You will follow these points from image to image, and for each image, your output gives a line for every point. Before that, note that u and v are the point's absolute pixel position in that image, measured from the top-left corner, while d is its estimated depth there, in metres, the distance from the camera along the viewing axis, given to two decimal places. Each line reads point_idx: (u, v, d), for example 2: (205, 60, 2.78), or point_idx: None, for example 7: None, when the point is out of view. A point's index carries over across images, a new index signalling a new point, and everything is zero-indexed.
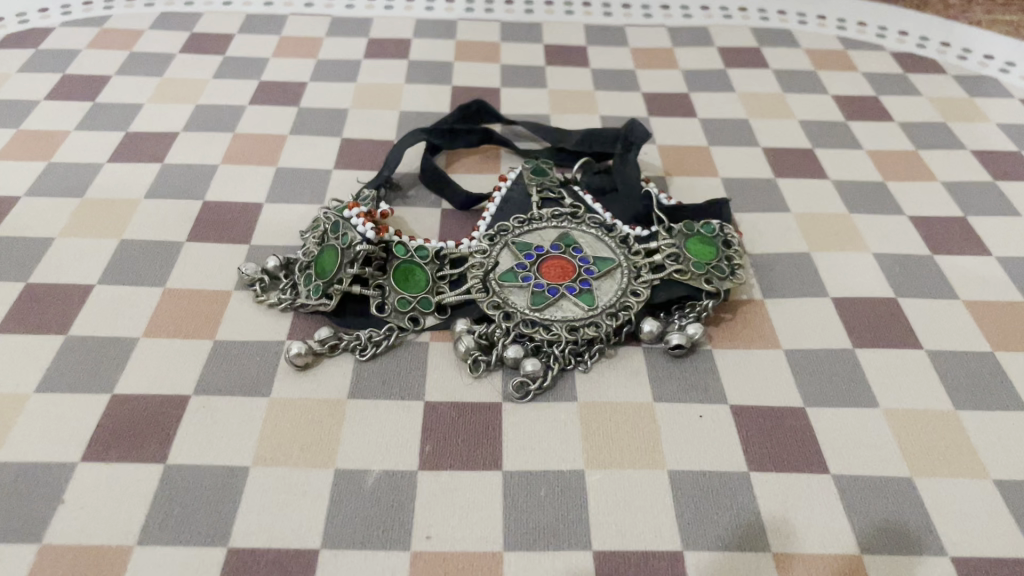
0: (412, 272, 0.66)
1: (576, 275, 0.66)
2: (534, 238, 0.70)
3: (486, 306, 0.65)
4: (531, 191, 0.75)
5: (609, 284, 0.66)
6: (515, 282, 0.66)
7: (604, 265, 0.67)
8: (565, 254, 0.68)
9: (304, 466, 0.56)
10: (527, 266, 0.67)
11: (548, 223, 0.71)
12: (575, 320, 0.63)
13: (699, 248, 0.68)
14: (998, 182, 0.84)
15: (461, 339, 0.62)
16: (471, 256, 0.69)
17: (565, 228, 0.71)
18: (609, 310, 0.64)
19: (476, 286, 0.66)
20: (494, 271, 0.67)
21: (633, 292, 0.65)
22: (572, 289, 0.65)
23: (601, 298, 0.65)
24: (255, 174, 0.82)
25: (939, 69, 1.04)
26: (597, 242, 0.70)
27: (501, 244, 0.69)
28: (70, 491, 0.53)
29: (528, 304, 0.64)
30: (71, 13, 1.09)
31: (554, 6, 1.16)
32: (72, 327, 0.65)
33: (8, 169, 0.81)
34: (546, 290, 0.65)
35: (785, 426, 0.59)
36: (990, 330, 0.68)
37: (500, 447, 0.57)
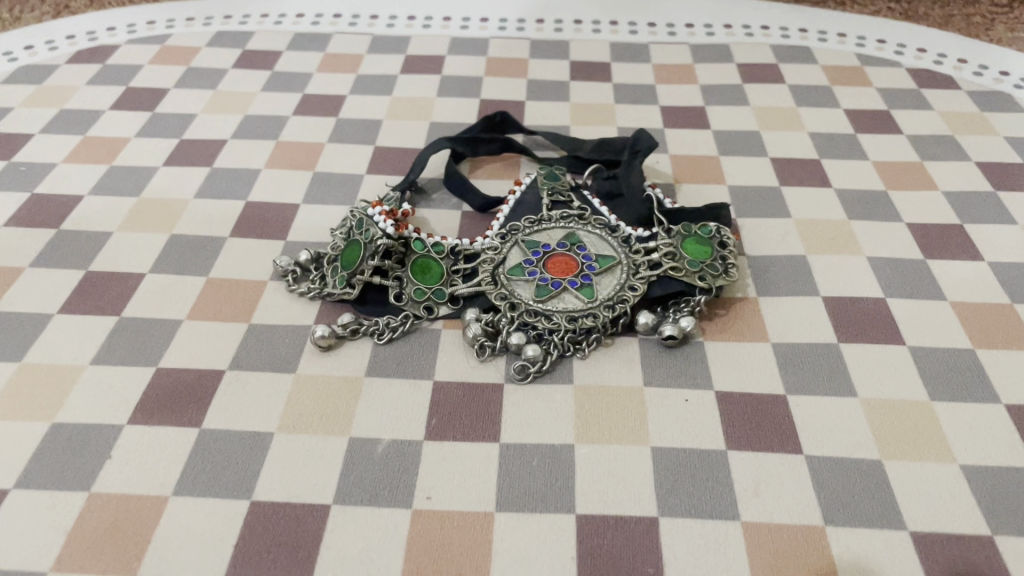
0: (428, 266, 0.73)
1: (578, 271, 0.72)
2: (542, 237, 0.76)
3: (494, 297, 0.71)
4: (542, 196, 0.81)
5: (609, 279, 0.71)
6: (522, 276, 0.72)
7: (605, 262, 0.73)
8: (569, 252, 0.74)
9: (322, 434, 0.62)
10: (534, 262, 0.73)
11: (556, 224, 0.77)
12: (575, 311, 0.69)
13: (696, 247, 0.73)
14: (999, 192, 0.87)
15: (470, 325, 0.68)
16: (484, 252, 0.75)
17: (572, 229, 0.77)
18: (606, 303, 0.69)
19: (486, 279, 0.72)
20: (503, 266, 0.73)
21: (630, 287, 0.71)
22: (574, 283, 0.71)
23: (600, 291, 0.70)
24: (294, 178, 0.89)
25: (954, 85, 1.07)
26: (601, 242, 0.75)
27: (512, 242, 0.75)
28: (116, 448, 0.61)
29: (532, 296, 0.70)
30: (136, 32, 1.19)
31: (583, 25, 1.22)
32: (125, 310, 0.73)
33: (74, 170, 0.90)
34: (550, 283, 0.71)
35: (766, 410, 0.64)
36: (973, 329, 0.71)
37: (498, 422, 0.63)
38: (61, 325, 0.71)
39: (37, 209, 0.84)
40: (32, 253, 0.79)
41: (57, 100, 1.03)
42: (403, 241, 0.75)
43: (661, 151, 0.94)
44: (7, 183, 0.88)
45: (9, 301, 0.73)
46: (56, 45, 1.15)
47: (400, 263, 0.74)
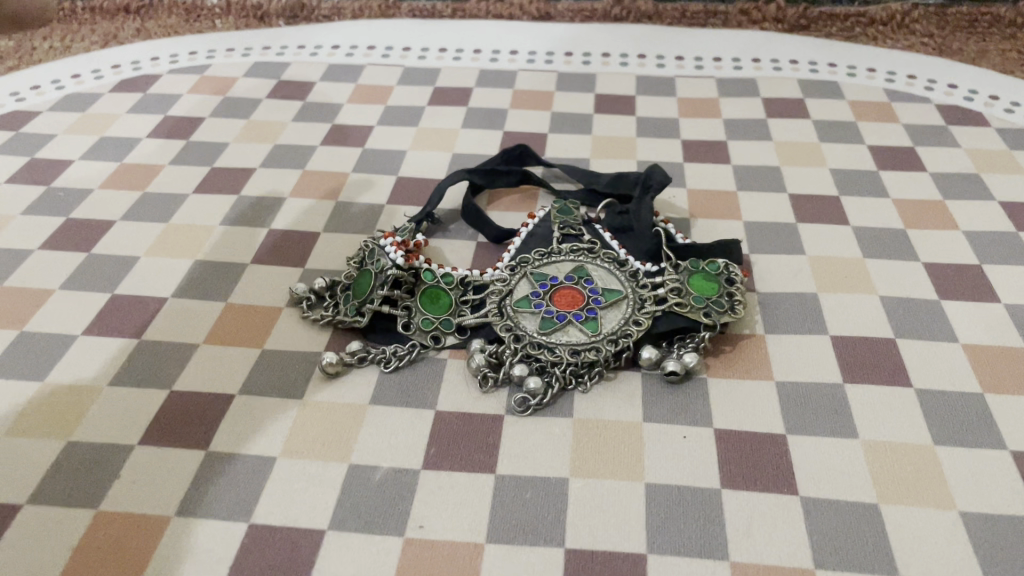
0: (437, 296, 0.74)
1: (584, 304, 0.73)
2: (551, 269, 0.77)
3: (499, 328, 0.72)
4: (554, 228, 0.82)
5: (615, 313, 0.72)
6: (528, 308, 0.73)
7: (612, 296, 0.73)
8: (577, 285, 0.75)
9: (322, 460, 0.63)
10: (541, 295, 0.74)
11: (566, 257, 0.78)
12: (578, 344, 0.69)
13: (702, 284, 0.74)
14: (1021, 232, 0.86)
15: (473, 356, 0.69)
16: (493, 283, 0.76)
17: (581, 262, 0.78)
18: (610, 337, 0.70)
19: (493, 311, 0.73)
20: (510, 297, 0.74)
21: (635, 321, 0.71)
22: (579, 317, 0.72)
23: (604, 326, 0.71)
24: (317, 207, 0.92)
25: (983, 122, 1.06)
26: (609, 276, 0.76)
27: (521, 274, 0.76)
28: (125, 467, 0.63)
29: (537, 328, 0.71)
30: (178, 62, 1.23)
31: (611, 58, 1.23)
32: (145, 332, 0.75)
33: (109, 196, 0.94)
34: (556, 316, 0.72)
35: (762, 450, 0.64)
36: (984, 373, 0.70)
37: (495, 453, 0.64)
38: (84, 346, 0.74)
39: (71, 233, 0.88)
40: (63, 276, 0.82)
41: (99, 128, 1.07)
42: (413, 270, 0.76)
43: (679, 186, 0.95)
44: (45, 207, 0.92)
45: (38, 322, 0.77)
46: (102, 74, 1.20)
47: (410, 291, 0.76)
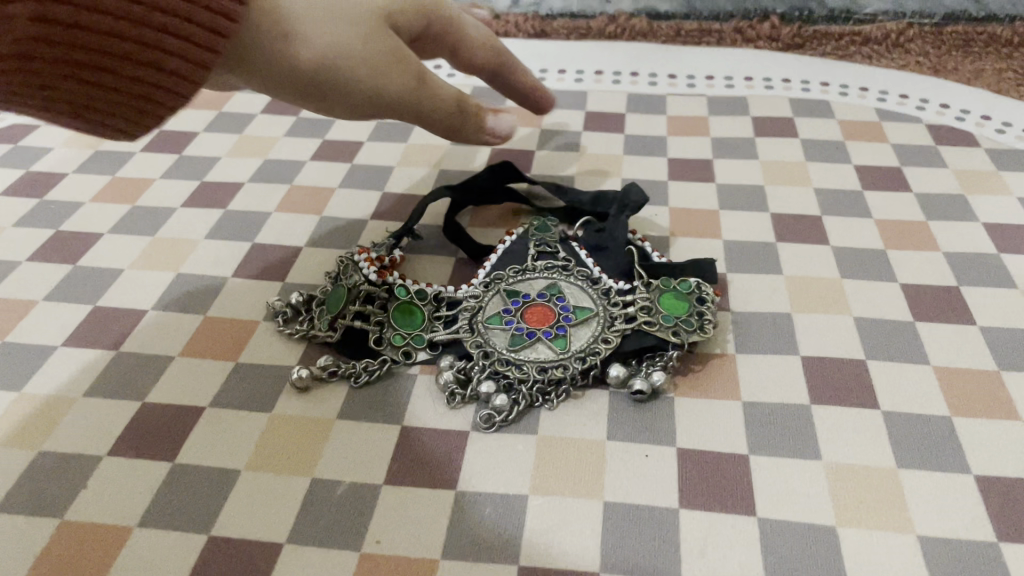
0: (409, 311, 0.75)
1: (554, 321, 0.73)
2: (524, 286, 0.78)
3: (470, 344, 0.72)
4: (529, 246, 0.83)
5: (585, 331, 0.73)
6: (499, 324, 0.74)
7: (582, 314, 0.74)
8: (548, 302, 0.75)
9: (286, 473, 0.64)
10: (512, 312, 0.75)
11: (540, 274, 0.79)
12: (546, 361, 0.70)
13: (673, 303, 0.74)
14: (1003, 255, 0.85)
15: (442, 372, 0.70)
16: (466, 300, 0.77)
17: (555, 279, 0.78)
18: (578, 355, 0.70)
19: (464, 327, 0.74)
20: (481, 314, 0.75)
21: (604, 339, 0.72)
22: (548, 334, 0.72)
23: (573, 343, 0.71)
24: (301, 221, 0.93)
25: (972, 141, 1.05)
26: (581, 293, 0.77)
27: (494, 291, 0.77)
28: (93, 478, 0.64)
29: (506, 345, 0.72)
30: None
31: (603, 76, 1.23)
32: (123, 345, 0.77)
33: (99, 210, 0.95)
34: (525, 333, 0.72)
35: (724, 470, 0.64)
36: (953, 396, 0.70)
37: (457, 468, 0.64)
38: (62, 358, 0.75)
39: (58, 245, 0.90)
40: (49, 287, 0.84)
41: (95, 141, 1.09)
42: (386, 286, 0.77)
43: (661, 205, 0.95)
44: (36, 220, 0.94)
45: (20, 333, 0.78)
46: None
47: (382, 307, 0.76)
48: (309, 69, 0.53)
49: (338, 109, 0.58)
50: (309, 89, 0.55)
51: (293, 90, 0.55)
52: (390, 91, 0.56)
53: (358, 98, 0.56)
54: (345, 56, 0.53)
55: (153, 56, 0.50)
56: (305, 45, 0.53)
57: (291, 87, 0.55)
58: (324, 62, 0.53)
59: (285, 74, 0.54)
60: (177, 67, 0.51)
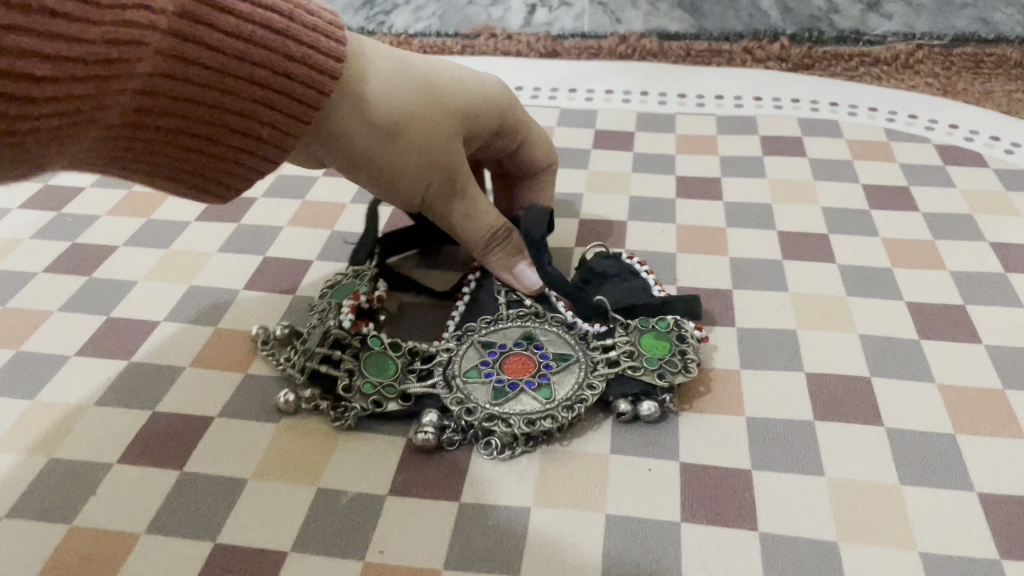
0: (383, 361, 0.72)
1: (535, 371, 0.71)
2: (498, 336, 0.76)
3: (449, 402, 0.69)
4: (500, 293, 0.81)
5: (568, 378, 0.71)
6: (479, 377, 0.71)
7: (562, 361, 0.72)
8: (525, 351, 0.74)
9: (293, 483, 0.65)
10: (490, 364, 0.72)
11: (513, 323, 0.77)
12: (533, 413, 0.67)
13: (653, 344, 0.73)
14: (1009, 274, 0.86)
15: (423, 429, 0.66)
16: (439, 352, 0.74)
17: (530, 326, 0.77)
18: (564, 403, 0.68)
19: (441, 382, 0.71)
20: (457, 368, 0.72)
21: (589, 385, 0.70)
22: (531, 384, 0.70)
23: (558, 392, 0.69)
24: (312, 236, 0.94)
25: (981, 162, 1.05)
26: (556, 340, 0.75)
27: (468, 342, 0.75)
28: (102, 486, 0.65)
29: (489, 399, 0.69)
30: None
31: (613, 95, 1.24)
32: (135, 355, 0.78)
33: (114, 223, 0.97)
34: (508, 385, 0.70)
35: (725, 484, 0.64)
36: (958, 414, 0.70)
37: (461, 480, 0.65)
38: (75, 367, 0.77)
39: (74, 257, 0.91)
40: (62, 299, 0.85)
41: None
42: (359, 336, 0.75)
43: (669, 222, 0.96)
44: (53, 233, 0.95)
45: (34, 342, 0.80)
46: None
47: (355, 356, 0.73)
48: (363, 151, 0.68)
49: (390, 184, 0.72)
50: (369, 164, 0.70)
51: (358, 165, 0.70)
52: (413, 187, 0.72)
53: (401, 180, 0.71)
54: (399, 149, 0.68)
55: (247, 126, 0.60)
56: (373, 136, 0.67)
57: (346, 163, 0.70)
58: (377, 149, 0.68)
59: (340, 151, 0.68)
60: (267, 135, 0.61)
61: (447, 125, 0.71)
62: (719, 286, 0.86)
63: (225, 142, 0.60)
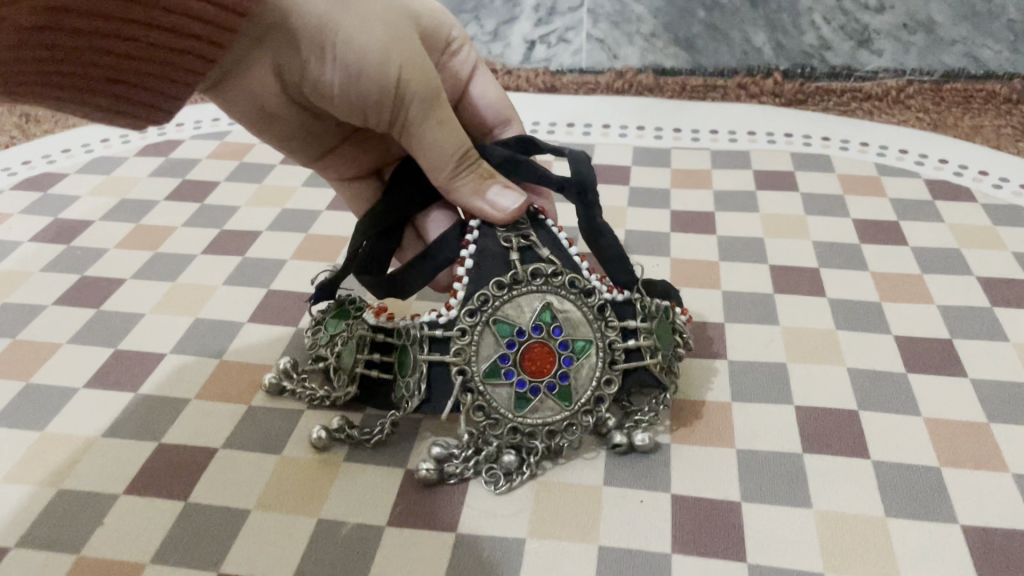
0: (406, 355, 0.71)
1: (555, 368, 0.68)
2: (514, 310, 0.68)
3: (470, 406, 0.67)
4: (511, 248, 0.69)
5: (587, 372, 0.69)
6: (500, 380, 0.67)
7: (582, 348, 0.68)
8: (545, 336, 0.67)
9: (294, 513, 0.67)
10: (510, 361, 0.67)
11: (530, 289, 0.68)
12: (555, 425, 0.68)
13: (663, 333, 0.72)
14: (995, 308, 0.88)
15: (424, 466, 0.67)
16: (454, 340, 0.67)
17: (548, 294, 0.68)
18: (584, 408, 0.69)
19: (462, 395, 0.67)
20: (476, 366, 0.67)
21: (607, 382, 0.69)
22: (554, 387, 0.68)
23: (578, 394, 0.68)
24: (315, 270, 0.97)
25: (970, 197, 1.08)
26: (575, 314, 0.69)
27: (483, 324, 0.67)
28: (109, 515, 0.67)
29: (512, 409, 0.68)
30: (201, 127, 1.29)
31: (611, 129, 1.27)
32: (142, 387, 0.80)
33: (124, 256, 1.00)
34: (529, 391, 0.68)
35: (715, 515, 0.66)
36: (943, 447, 0.71)
37: (458, 511, 0.67)
38: (84, 399, 0.79)
39: (83, 290, 0.94)
40: (71, 331, 0.87)
41: (119, 190, 1.14)
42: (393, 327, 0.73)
43: (664, 255, 0.98)
44: (63, 265, 0.98)
45: (44, 374, 0.82)
46: (129, 138, 1.26)
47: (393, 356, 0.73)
48: (317, 22, 0.63)
49: (352, 76, 0.66)
50: (325, 45, 0.64)
51: (314, 51, 0.65)
52: (378, 77, 0.66)
53: (364, 62, 0.65)
54: (353, 19, 0.64)
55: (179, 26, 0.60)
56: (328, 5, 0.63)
57: (297, 52, 0.65)
58: (334, 23, 0.64)
59: (291, 35, 0.64)
60: (199, 48, 0.62)
61: (409, 28, 0.69)
62: (713, 319, 0.88)
63: (159, 43, 0.61)
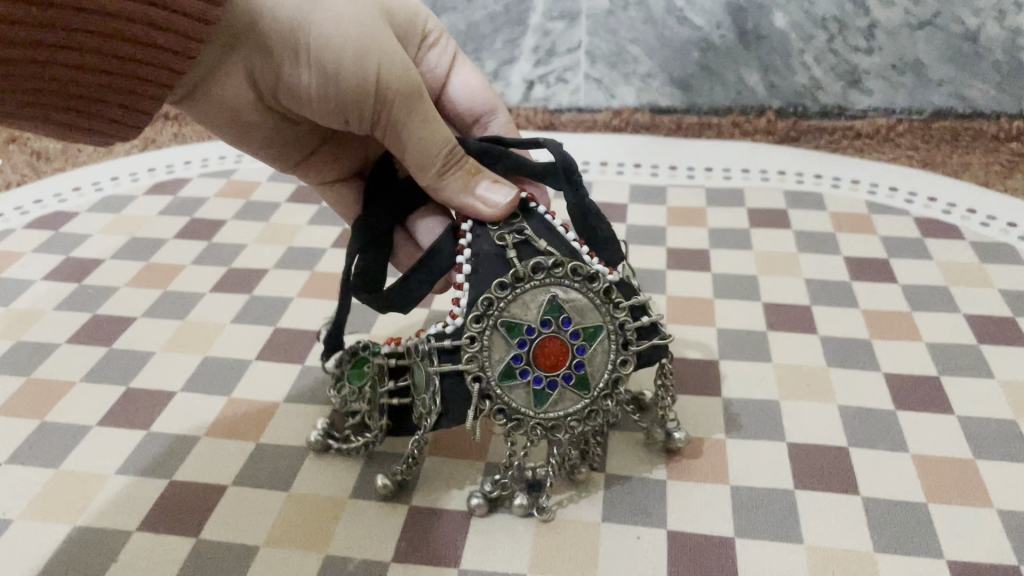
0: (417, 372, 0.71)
1: (569, 360, 0.69)
2: (520, 309, 0.68)
3: (491, 412, 0.69)
4: (507, 240, 0.69)
5: (600, 357, 0.70)
6: (516, 380, 0.69)
7: (592, 333, 0.69)
8: (554, 332, 0.68)
9: (301, 550, 0.69)
10: (523, 360, 0.68)
11: (535, 284, 0.68)
12: (577, 414, 0.70)
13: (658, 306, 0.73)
14: (981, 346, 0.90)
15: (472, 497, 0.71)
16: (465, 349, 0.68)
17: (552, 286, 0.68)
18: (603, 391, 0.70)
19: (483, 404, 0.69)
20: (491, 371, 0.68)
21: (621, 363, 0.71)
22: (570, 378, 0.69)
23: (595, 380, 0.70)
24: (321, 307, 0.99)
25: (958, 234, 1.10)
26: (582, 301, 0.69)
27: (490, 327, 0.68)
28: (123, 552, 0.69)
29: (532, 405, 0.69)
30: (208, 165, 1.32)
31: (608, 167, 1.30)
32: (152, 425, 0.82)
33: (134, 294, 1.02)
34: (546, 385, 0.69)
35: (710, 551, 0.68)
36: (931, 484, 0.74)
37: (461, 548, 0.69)
38: (97, 437, 0.81)
39: (95, 329, 0.96)
40: (84, 369, 0.90)
41: (128, 228, 1.16)
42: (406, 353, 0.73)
43: (660, 293, 1.01)
44: (75, 304, 1.01)
45: (57, 413, 0.84)
46: (138, 177, 1.29)
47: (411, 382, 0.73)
48: (290, 22, 0.65)
49: (329, 75, 0.68)
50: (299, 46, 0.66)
51: (290, 52, 0.67)
52: (356, 75, 0.68)
53: (339, 59, 0.67)
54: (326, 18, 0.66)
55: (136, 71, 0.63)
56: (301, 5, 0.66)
57: (270, 55, 0.67)
58: (304, 23, 0.66)
59: (263, 36, 0.66)
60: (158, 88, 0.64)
61: (385, 26, 0.71)
62: (707, 356, 0.90)
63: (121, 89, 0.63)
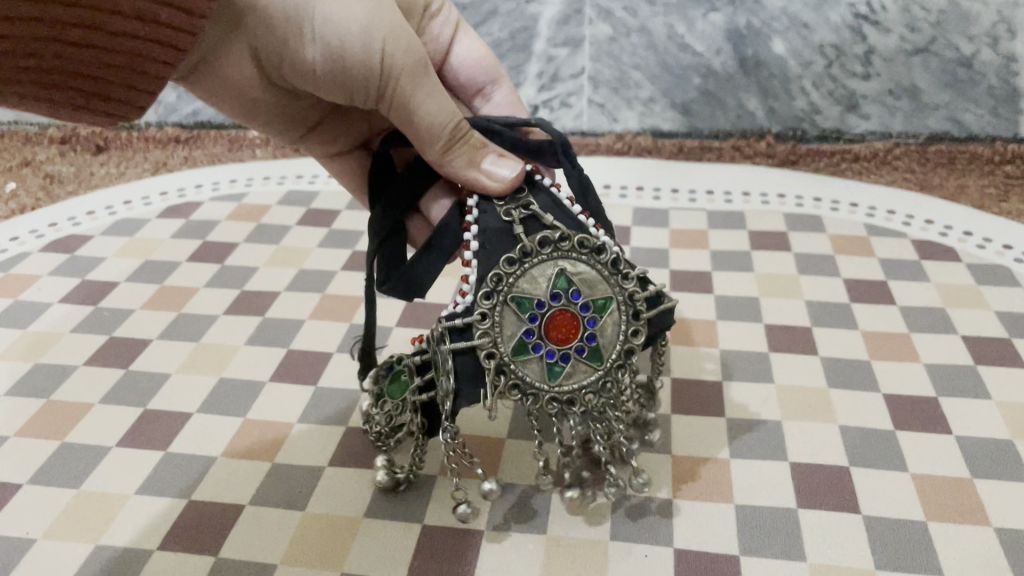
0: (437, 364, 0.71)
1: (581, 333, 0.69)
2: (529, 283, 0.69)
3: (505, 387, 0.69)
4: (512, 215, 0.70)
5: (611, 327, 0.70)
6: (529, 354, 0.69)
7: (601, 304, 0.70)
8: (565, 304, 0.69)
9: (318, 568, 0.71)
10: (535, 334, 0.69)
11: (543, 258, 0.69)
12: (592, 386, 0.70)
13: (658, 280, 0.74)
14: (978, 367, 0.92)
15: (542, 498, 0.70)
16: (476, 326, 0.68)
17: (560, 259, 0.69)
18: (616, 362, 0.70)
19: (498, 381, 0.69)
20: (504, 346, 0.69)
21: (633, 333, 0.71)
22: (582, 350, 0.70)
23: (608, 351, 0.70)
24: (332, 329, 1.01)
25: (954, 257, 1.13)
26: (589, 273, 0.70)
27: (500, 302, 0.69)
28: (144, 571, 0.71)
29: (546, 379, 0.69)
30: (219, 189, 1.34)
31: (611, 190, 1.33)
32: (170, 445, 0.84)
33: (150, 316, 1.05)
34: (559, 358, 0.69)
35: (715, 568, 0.70)
36: (929, 503, 0.76)
37: (473, 566, 0.71)
38: (116, 457, 0.83)
39: (112, 351, 0.98)
40: (103, 391, 0.92)
41: (142, 251, 1.19)
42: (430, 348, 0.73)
43: None
44: (92, 327, 1.03)
45: (77, 434, 0.86)
46: (151, 200, 1.32)
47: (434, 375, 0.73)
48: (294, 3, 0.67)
49: (335, 54, 0.69)
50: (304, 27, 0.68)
51: (296, 31, 0.68)
52: (362, 54, 0.69)
53: (345, 38, 0.68)
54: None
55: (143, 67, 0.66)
56: None
57: (275, 36, 0.69)
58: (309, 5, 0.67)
59: (268, 17, 0.67)
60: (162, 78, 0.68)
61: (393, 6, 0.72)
62: (711, 377, 0.92)
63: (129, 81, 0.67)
